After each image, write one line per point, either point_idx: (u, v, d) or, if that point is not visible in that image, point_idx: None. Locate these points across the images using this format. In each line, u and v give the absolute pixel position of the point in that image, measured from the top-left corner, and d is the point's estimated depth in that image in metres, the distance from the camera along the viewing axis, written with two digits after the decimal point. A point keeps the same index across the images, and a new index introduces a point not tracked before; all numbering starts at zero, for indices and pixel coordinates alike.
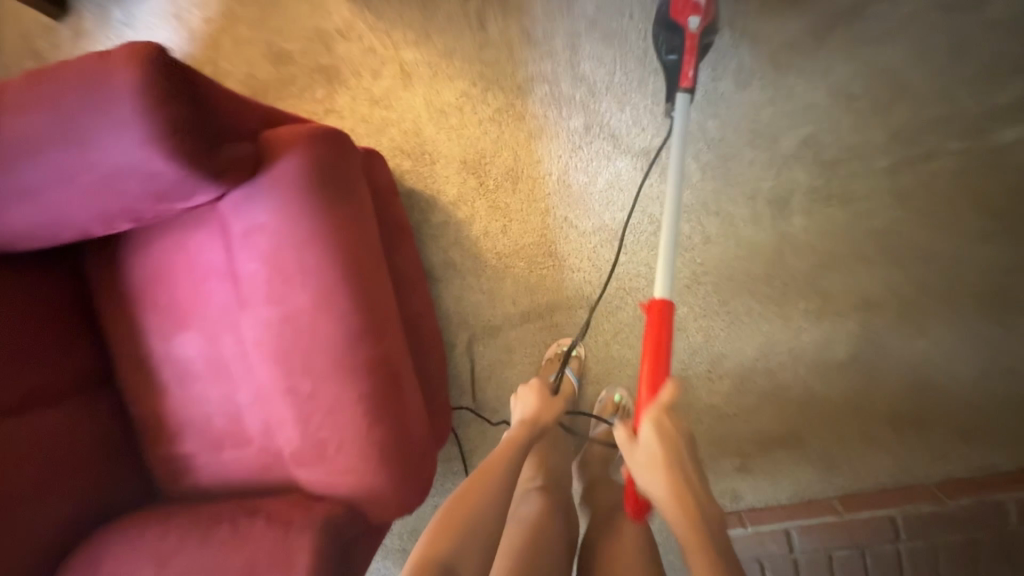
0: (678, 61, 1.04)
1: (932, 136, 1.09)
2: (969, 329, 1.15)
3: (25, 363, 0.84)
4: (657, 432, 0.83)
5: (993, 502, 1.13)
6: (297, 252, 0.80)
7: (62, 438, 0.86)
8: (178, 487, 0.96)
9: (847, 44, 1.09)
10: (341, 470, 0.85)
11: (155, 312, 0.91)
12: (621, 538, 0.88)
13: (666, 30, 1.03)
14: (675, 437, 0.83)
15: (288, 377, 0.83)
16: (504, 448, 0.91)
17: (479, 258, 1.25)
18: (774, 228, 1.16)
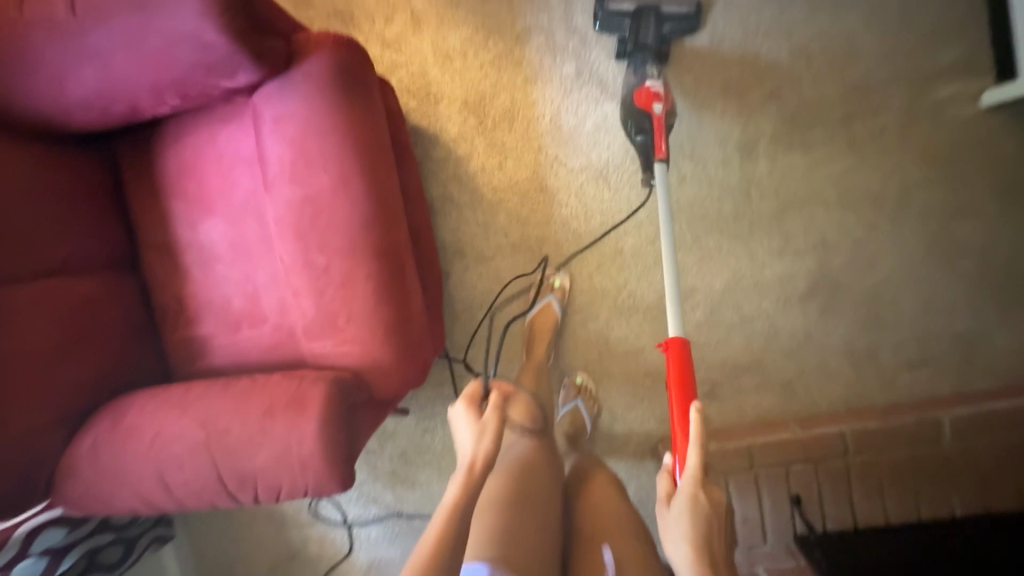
0: (646, 139, 1.23)
1: (879, 92, 1.24)
2: (914, 269, 1.29)
3: (67, 230, 0.94)
4: (691, 520, 0.75)
5: (932, 420, 1.26)
6: (320, 140, 0.91)
7: (96, 302, 0.95)
8: (189, 369, 1.04)
9: (806, 10, 1.24)
10: (350, 340, 0.95)
11: (183, 200, 1.00)
12: (594, 487, 1.01)
13: (635, 113, 1.23)
14: (713, 536, 0.75)
15: (307, 253, 0.94)
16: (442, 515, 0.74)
17: (477, 191, 1.36)
18: (742, 171, 1.29)
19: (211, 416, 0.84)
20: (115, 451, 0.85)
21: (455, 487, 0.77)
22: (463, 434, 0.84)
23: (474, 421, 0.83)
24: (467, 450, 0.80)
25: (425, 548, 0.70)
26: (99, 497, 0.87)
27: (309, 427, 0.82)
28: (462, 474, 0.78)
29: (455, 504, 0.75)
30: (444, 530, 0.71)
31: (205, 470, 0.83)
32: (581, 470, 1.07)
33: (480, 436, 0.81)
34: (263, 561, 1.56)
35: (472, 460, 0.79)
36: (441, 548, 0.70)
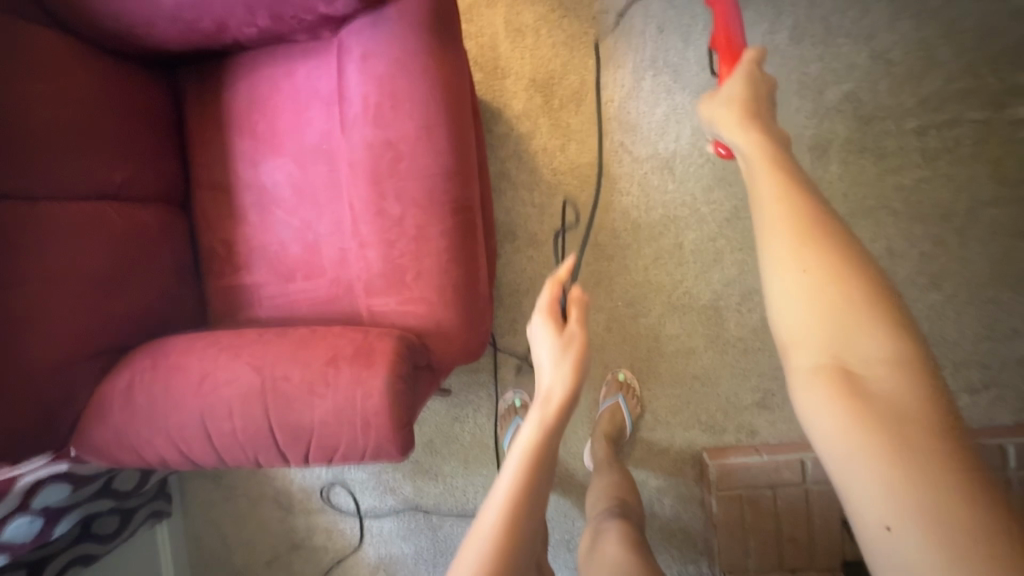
0: None
1: (959, 104, 1.21)
2: (981, 288, 1.24)
3: (125, 154, 0.89)
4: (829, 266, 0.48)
5: (994, 445, 1.21)
6: (407, 80, 0.85)
7: (142, 234, 0.89)
8: (234, 319, 0.97)
9: (889, 15, 1.22)
10: (415, 299, 0.88)
11: (248, 138, 0.95)
12: (606, 543, 0.92)
13: None
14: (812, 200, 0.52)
15: (380, 200, 0.87)
16: (522, 454, 0.65)
17: (535, 171, 1.32)
18: (812, 172, 1.26)
19: (268, 362, 0.77)
20: (157, 392, 0.77)
21: (535, 427, 0.67)
22: (543, 355, 0.74)
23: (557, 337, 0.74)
24: (548, 380, 0.71)
25: (514, 479, 0.62)
26: (129, 445, 0.78)
27: (377, 383, 0.74)
28: (543, 407, 0.68)
29: (542, 440, 0.66)
30: (528, 467, 0.63)
31: (258, 419, 0.74)
32: (595, 529, 0.99)
33: (562, 359, 0.72)
34: (264, 548, 1.45)
35: (553, 393, 0.69)
36: (526, 482, 0.62)
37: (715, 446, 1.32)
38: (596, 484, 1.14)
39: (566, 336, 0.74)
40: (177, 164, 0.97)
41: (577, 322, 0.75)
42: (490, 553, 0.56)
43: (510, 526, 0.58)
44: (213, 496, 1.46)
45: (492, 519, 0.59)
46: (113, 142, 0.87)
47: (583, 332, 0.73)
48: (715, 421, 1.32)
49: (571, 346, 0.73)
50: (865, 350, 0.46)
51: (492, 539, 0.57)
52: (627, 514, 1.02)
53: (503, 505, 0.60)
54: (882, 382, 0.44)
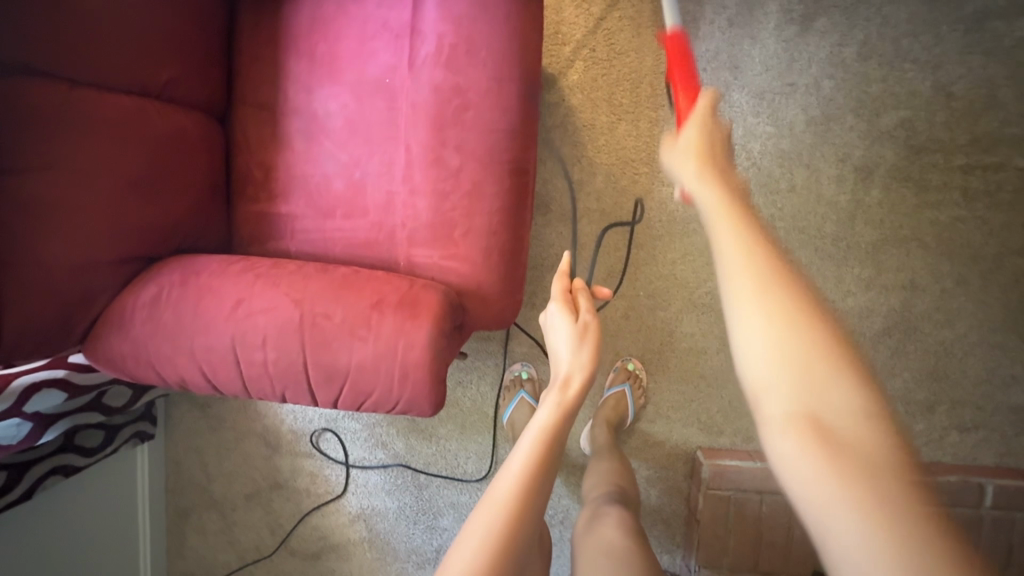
0: None
1: (1007, 149, 1.22)
2: (991, 332, 1.27)
3: (173, 53, 0.83)
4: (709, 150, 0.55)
5: (976, 483, 1.25)
6: (488, 26, 0.80)
7: (182, 143, 0.85)
8: (262, 248, 0.93)
9: (960, 48, 1.21)
10: (459, 256, 0.85)
11: (304, 60, 0.89)
12: (604, 527, 0.91)
13: None
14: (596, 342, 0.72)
15: (440, 148, 0.83)
16: (536, 436, 0.63)
17: (579, 148, 1.29)
18: (853, 193, 1.26)
19: (308, 297, 0.74)
20: (184, 309, 0.74)
21: (553, 410, 0.65)
22: (557, 337, 0.72)
23: (574, 323, 0.72)
24: (567, 364, 0.69)
25: (524, 462, 0.61)
26: (147, 360, 0.75)
27: (420, 334, 0.72)
28: (560, 392, 0.66)
29: (556, 425, 0.64)
30: (543, 455, 0.61)
31: (292, 353, 0.72)
32: (593, 511, 0.98)
33: (580, 345, 0.70)
34: (245, 482, 1.43)
35: (570, 380, 0.68)
36: (537, 470, 0.60)
37: (709, 447, 1.34)
38: (596, 468, 1.13)
39: (582, 324, 0.72)
40: (222, 74, 0.92)
41: (591, 312, 0.74)
42: (495, 530, 0.54)
43: (520, 508, 0.57)
44: (199, 424, 1.43)
45: (504, 490, 0.58)
46: (164, 38, 0.81)
47: (600, 322, 0.73)
48: (713, 422, 1.33)
49: (590, 335, 0.71)
50: (831, 398, 0.38)
51: (500, 515, 0.56)
52: (626, 501, 1.01)
53: (516, 483, 0.59)
54: (847, 432, 0.37)
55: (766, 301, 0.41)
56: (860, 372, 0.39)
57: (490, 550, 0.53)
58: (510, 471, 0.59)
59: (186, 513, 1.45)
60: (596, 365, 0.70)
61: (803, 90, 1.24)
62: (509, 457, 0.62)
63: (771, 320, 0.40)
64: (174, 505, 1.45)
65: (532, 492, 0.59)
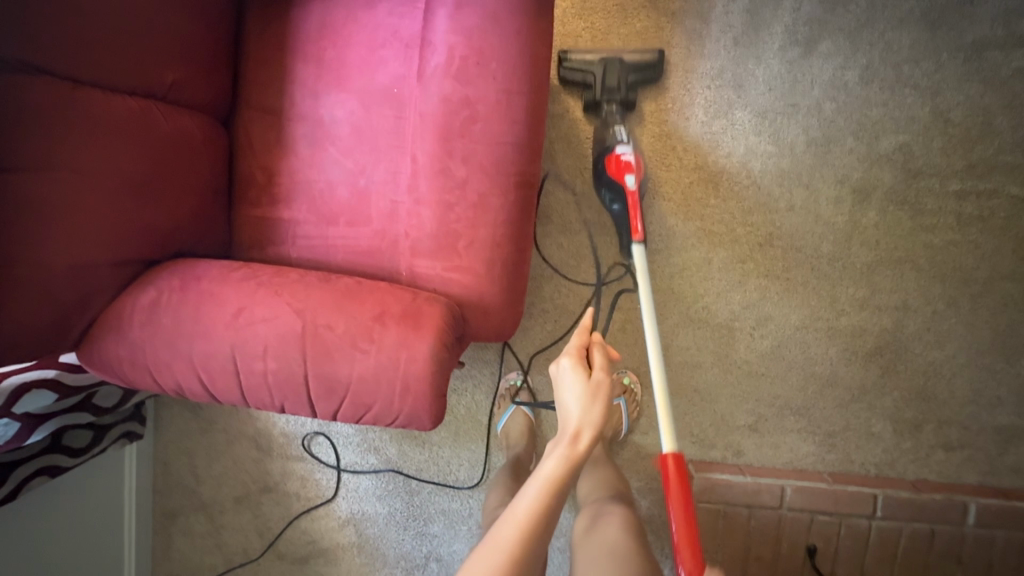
0: None
1: (1000, 176, 1.24)
2: (979, 354, 1.29)
3: (179, 55, 0.82)
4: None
5: (960, 502, 1.27)
6: (499, 40, 0.80)
7: (185, 146, 0.84)
8: (261, 253, 0.92)
9: (959, 75, 1.23)
10: (463, 268, 0.85)
11: (312, 65, 0.89)
12: (607, 527, 0.92)
13: None
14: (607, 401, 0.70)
15: (447, 159, 0.83)
16: (542, 484, 0.64)
17: (581, 159, 1.29)
18: (850, 214, 1.28)
19: (310, 306, 0.73)
20: (184, 315, 0.73)
21: (560, 461, 0.66)
22: (567, 392, 0.71)
23: (586, 380, 0.70)
24: (576, 420, 0.68)
25: (528, 511, 0.63)
26: (145, 365, 0.74)
27: (423, 348, 0.71)
28: (568, 446, 0.66)
29: (561, 477, 0.65)
30: (547, 505, 0.63)
31: (292, 363, 0.71)
32: (595, 512, 0.98)
33: (591, 402, 0.69)
34: (234, 485, 1.42)
35: (580, 435, 0.67)
36: (539, 519, 0.62)
37: (701, 460, 1.35)
38: (594, 473, 1.13)
39: (594, 383, 0.70)
40: (227, 77, 0.91)
41: (604, 372, 0.72)
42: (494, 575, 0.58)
43: (518, 556, 0.60)
44: (189, 425, 1.41)
45: (506, 537, 0.61)
46: (172, 40, 0.80)
47: (611, 381, 0.71)
48: (705, 436, 1.35)
49: (601, 394, 0.70)
50: None
51: (500, 563, 0.59)
52: (625, 501, 1.02)
53: (521, 529, 0.62)
54: None
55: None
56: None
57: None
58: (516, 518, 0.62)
59: (173, 514, 1.43)
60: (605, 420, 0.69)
61: (805, 111, 1.26)
62: (515, 500, 0.64)
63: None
64: (161, 505, 1.43)
65: (534, 541, 0.61)
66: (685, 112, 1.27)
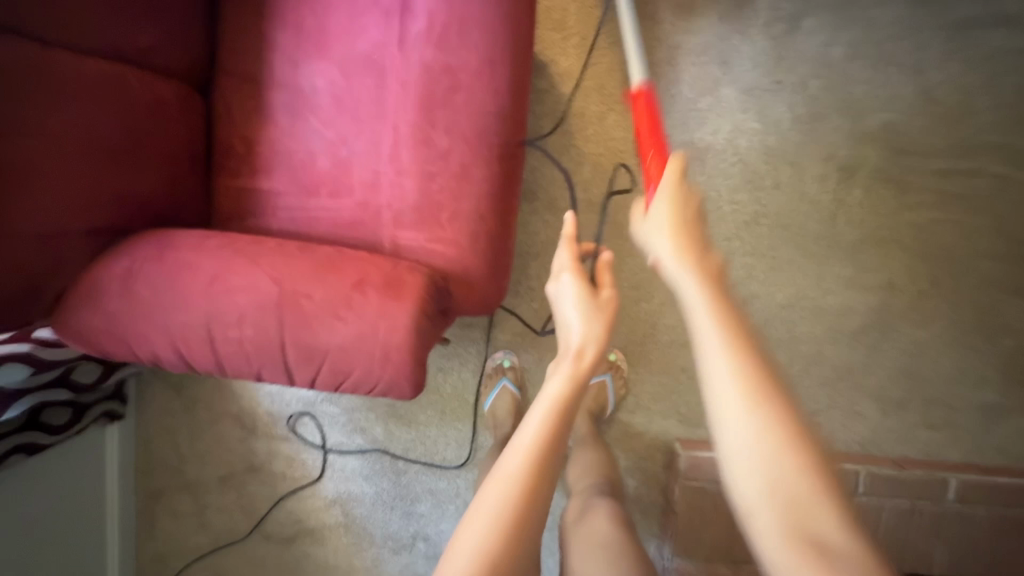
0: None
1: (984, 155, 1.25)
2: (961, 333, 1.30)
3: (152, 18, 0.79)
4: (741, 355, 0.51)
5: (941, 479, 1.29)
6: (481, 6, 0.78)
7: (161, 112, 0.82)
8: (240, 225, 0.91)
9: (945, 52, 1.23)
10: (445, 239, 0.84)
11: (290, 32, 0.87)
12: (595, 518, 0.91)
13: None
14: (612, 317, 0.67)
15: (429, 128, 0.82)
16: (550, 405, 0.58)
17: (568, 136, 1.28)
18: (836, 192, 1.28)
19: (289, 275, 0.72)
20: (159, 284, 0.72)
21: (565, 380, 0.60)
22: (570, 307, 0.67)
23: (590, 297, 0.67)
24: (580, 335, 0.63)
25: (537, 433, 0.56)
26: (119, 335, 0.73)
27: (403, 316, 0.71)
28: (574, 361, 0.62)
29: (570, 395, 0.60)
30: (557, 423, 0.57)
31: (270, 332, 0.70)
32: (583, 504, 0.98)
33: (594, 319, 0.66)
34: (218, 465, 1.41)
35: (584, 351, 0.63)
36: (550, 439, 0.56)
37: (687, 438, 1.35)
38: (581, 458, 1.13)
39: (600, 301, 0.67)
40: (204, 43, 0.89)
41: (612, 289, 0.70)
42: (510, 504, 0.52)
43: (534, 480, 0.53)
44: (172, 405, 1.40)
45: (517, 462, 0.54)
46: (143, 1, 0.78)
47: (617, 299, 0.68)
48: (691, 414, 1.35)
49: (604, 311, 0.67)
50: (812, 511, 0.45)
51: (514, 490, 0.53)
52: (615, 492, 1.01)
53: (531, 448, 0.55)
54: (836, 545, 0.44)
55: (740, 392, 0.49)
56: (801, 424, 0.49)
57: (507, 518, 0.51)
58: (523, 439, 0.56)
59: (157, 495, 1.42)
60: (609, 337, 0.65)
61: (792, 88, 1.25)
62: (522, 421, 0.58)
63: (746, 407, 0.48)
64: (145, 486, 1.42)
65: (547, 465, 0.55)
66: (672, 89, 1.26)
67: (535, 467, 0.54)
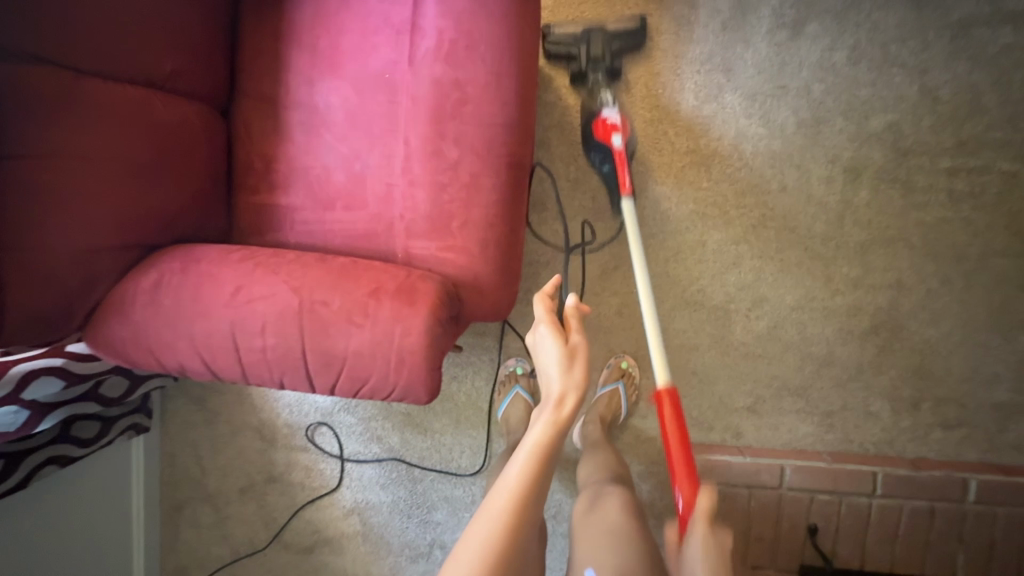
0: None
1: (990, 152, 1.25)
2: (975, 331, 1.30)
3: (176, 44, 0.84)
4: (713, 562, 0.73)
5: (960, 479, 1.27)
6: (487, 23, 0.82)
7: (185, 133, 0.86)
8: (260, 239, 0.95)
9: (947, 53, 1.24)
10: (457, 248, 0.86)
11: (306, 54, 0.91)
12: (607, 508, 0.93)
13: None
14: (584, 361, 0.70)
15: (439, 140, 0.85)
16: (531, 451, 0.64)
17: (575, 146, 1.31)
18: (842, 193, 1.29)
19: (308, 284, 0.76)
20: (186, 295, 0.75)
21: (546, 426, 0.65)
22: (546, 359, 0.71)
23: (564, 345, 0.71)
24: (558, 383, 0.68)
25: (518, 478, 0.62)
26: (149, 345, 0.76)
27: (417, 321, 0.73)
28: (554, 411, 0.66)
29: (550, 439, 0.65)
30: (538, 465, 0.63)
31: (290, 339, 0.73)
32: (594, 493, 0.99)
33: (571, 365, 0.69)
34: (239, 476, 1.44)
35: (564, 399, 0.67)
36: (531, 483, 0.62)
37: (700, 442, 1.36)
38: (593, 458, 1.14)
39: (571, 347, 0.71)
40: (224, 67, 0.93)
41: (580, 334, 0.73)
42: (494, 540, 0.57)
43: (516, 517, 0.59)
44: (194, 417, 1.43)
45: (501, 503, 0.60)
46: (168, 29, 0.82)
47: (588, 344, 0.72)
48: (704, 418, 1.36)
49: (579, 358, 0.71)
50: None
51: (497, 526, 0.58)
52: (624, 483, 1.03)
53: (513, 496, 0.61)
54: None
55: None
56: None
57: (489, 562, 0.55)
58: (507, 486, 0.62)
59: (180, 506, 1.45)
60: (588, 381, 0.69)
61: (795, 92, 1.27)
62: (505, 469, 0.64)
63: None
64: (168, 497, 1.45)
65: (528, 505, 0.61)
66: (676, 97, 1.29)
67: (516, 506, 0.60)
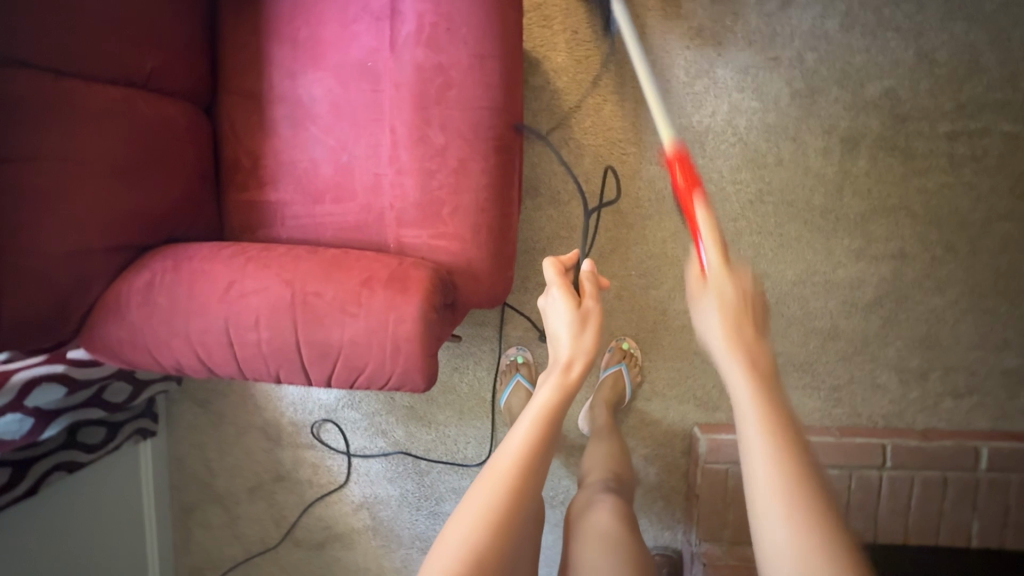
0: None
1: (991, 114, 1.23)
2: (981, 297, 1.28)
3: (156, 42, 0.83)
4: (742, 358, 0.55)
5: (971, 448, 1.26)
6: (468, 4, 0.81)
7: (170, 132, 0.85)
8: (252, 236, 0.94)
9: (943, 14, 1.22)
10: (448, 234, 0.86)
11: (288, 47, 0.90)
12: (598, 515, 0.91)
13: None
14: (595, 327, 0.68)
15: (425, 126, 0.84)
16: (537, 414, 0.63)
17: (566, 129, 1.30)
18: (840, 164, 1.27)
19: (299, 276, 0.75)
20: (178, 293, 0.75)
21: (553, 390, 0.64)
22: (556, 319, 0.68)
23: (575, 308, 0.68)
24: (567, 347, 0.66)
25: (524, 440, 0.61)
26: (144, 344, 0.76)
27: (410, 308, 0.72)
28: (562, 375, 0.64)
29: (556, 405, 0.63)
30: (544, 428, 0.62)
31: (283, 332, 0.73)
32: (588, 498, 0.97)
33: (582, 329, 0.67)
34: (247, 476, 1.44)
35: (572, 364, 0.65)
36: (536, 447, 0.61)
37: (706, 423, 1.35)
38: (596, 450, 1.14)
39: (584, 311, 0.68)
40: (207, 64, 0.92)
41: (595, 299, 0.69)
42: (496, 499, 0.56)
43: (521, 479, 0.58)
44: (199, 419, 1.44)
45: (507, 462, 0.59)
46: (147, 28, 0.82)
47: (602, 310, 0.69)
48: (710, 397, 1.35)
49: (592, 322, 0.68)
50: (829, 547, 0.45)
51: (502, 486, 0.57)
52: (621, 488, 1.01)
53: (519, 457, 0.60)
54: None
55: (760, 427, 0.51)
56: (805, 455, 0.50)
57: (492, 522, 0.55)
58: (513, 446, 0.60)
59: (190, 509, 1.46)
60: (598, 348, 0.67)
61: (787, 63, 1.25)
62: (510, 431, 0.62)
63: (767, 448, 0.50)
64: (178, 500, 1.46)
65: (533, 468, 0.60)
66: (667, 73, 1.27)
67: (522, 469, 0.59)
